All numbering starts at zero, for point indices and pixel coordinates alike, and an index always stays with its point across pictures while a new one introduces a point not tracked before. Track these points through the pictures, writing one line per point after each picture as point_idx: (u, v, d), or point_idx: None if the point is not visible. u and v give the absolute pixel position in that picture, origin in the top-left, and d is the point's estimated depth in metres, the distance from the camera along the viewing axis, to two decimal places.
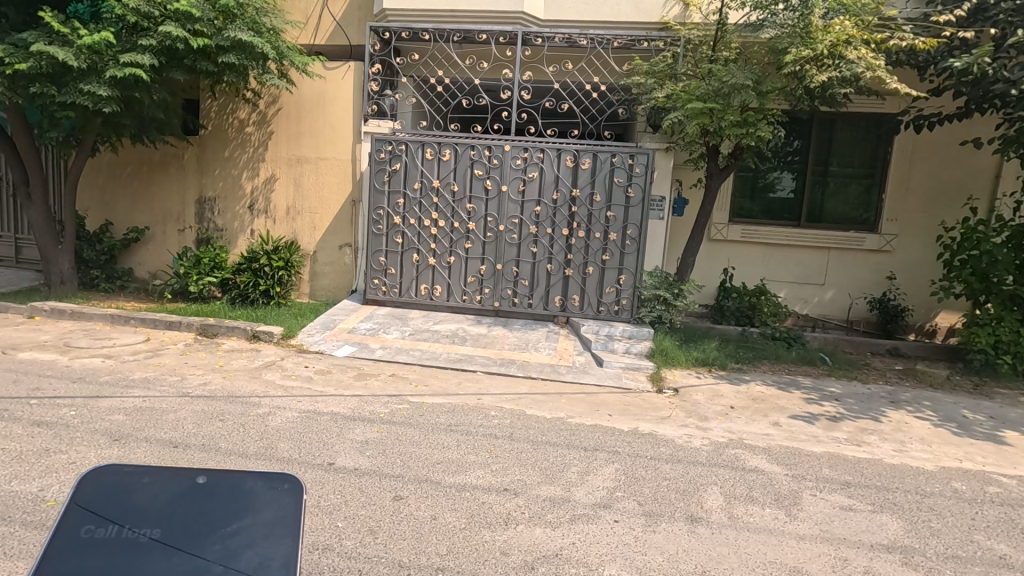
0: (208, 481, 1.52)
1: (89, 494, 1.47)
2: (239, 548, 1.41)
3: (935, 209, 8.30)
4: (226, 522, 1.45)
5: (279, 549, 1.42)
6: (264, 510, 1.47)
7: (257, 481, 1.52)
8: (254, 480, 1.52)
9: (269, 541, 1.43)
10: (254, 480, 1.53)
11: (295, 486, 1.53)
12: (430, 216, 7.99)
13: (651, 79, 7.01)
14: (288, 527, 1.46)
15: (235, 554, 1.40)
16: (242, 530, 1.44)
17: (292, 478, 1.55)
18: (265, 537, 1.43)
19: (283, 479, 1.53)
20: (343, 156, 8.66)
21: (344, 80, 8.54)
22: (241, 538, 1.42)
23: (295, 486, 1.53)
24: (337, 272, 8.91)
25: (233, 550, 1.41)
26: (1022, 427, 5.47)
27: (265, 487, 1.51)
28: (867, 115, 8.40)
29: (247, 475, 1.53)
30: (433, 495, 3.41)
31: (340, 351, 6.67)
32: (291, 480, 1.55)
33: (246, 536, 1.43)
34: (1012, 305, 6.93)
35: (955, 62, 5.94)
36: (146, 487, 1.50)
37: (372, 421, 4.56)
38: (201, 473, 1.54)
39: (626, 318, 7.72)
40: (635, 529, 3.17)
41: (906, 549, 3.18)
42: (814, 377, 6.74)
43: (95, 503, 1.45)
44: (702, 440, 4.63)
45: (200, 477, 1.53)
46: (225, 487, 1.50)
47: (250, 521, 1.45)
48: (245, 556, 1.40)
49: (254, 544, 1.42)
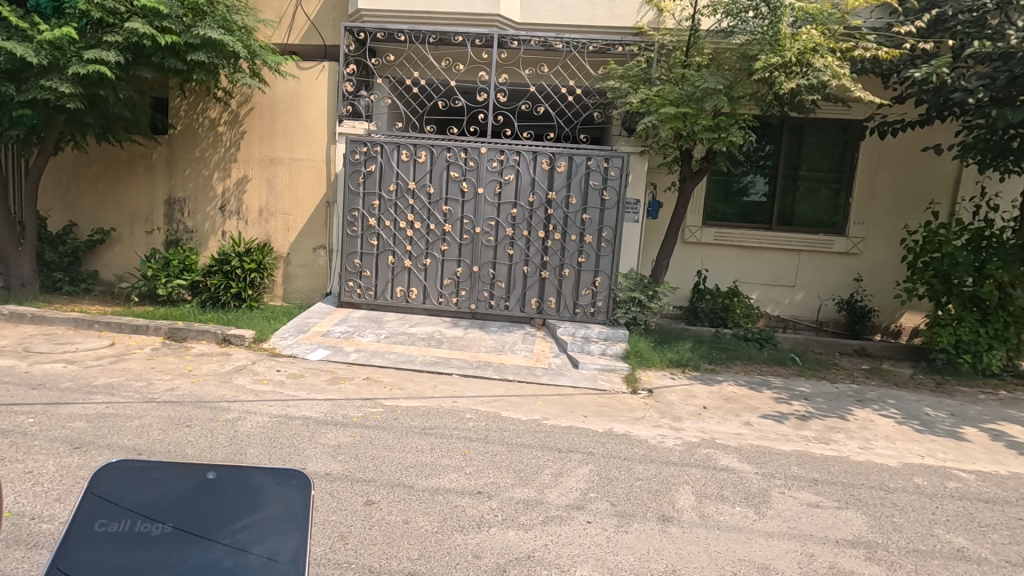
0: (218, 477, 1.62)
1: (104, 487, 1.58)
2: (249, 543, 1.53)
3: (900, 212, 8.55)
4: (237, 515, 1.57)
5: (286, 543, 1.55)
6: (272, 505, 1.59)
7: (265, 477, 1.63)
8: (262, 476, 1.64)
9: (277, 536, 1.55)
10: (262, 475, 1.64)
11: (302, 481, 1.65)
12: (406, 217, 7.95)
13: (626, 83, 7.10)
14: (296, 523, 1.58)
15: (245, 548, 1.53)
16: (251, 524, 1.56)
17: (300, 474, 1.67)
18: (274, 532, 1.55)
19: (291, 475, 1.65)
20: (318, 157, 8.56)
21: (318, 80, 8.44)
22: (252, 532, 1.55)
23: (302, 481, 1.65)
24: (311, 274, 8.79)
25: (244, 544, 1.53)
26: (981, 423, 5.67)
27: (273, 482, 1.63)
28: (835, 121, 8.62)
29: (255, 470, 1.64)
30: (406, 499, 3.38)
31: (314, 354, 6.57)
32: (298, 476, 1.66)
33: (256, 531, 1.55)
34: (972, 306, 7.17)
35: (915, 72, 6.10)
36: (157, 482, 1.60)
37: (345, 425, 4.51)
38: (209, 468, 1.64)
39: (602, 320, 7.77)
40: (607, 529, 3.19)
41: (870, 544, 3.25)
42: (785, 376, 6.88)
43: (110, 496, 1.57)
44: (675, 441, 4.68)
45: (210, 472, 1.63)
46: (234, 482, 1.62)
47: (260, 516, 1.57)
48: (256, 549, 1.53)
49: (263, 538, 1.55)
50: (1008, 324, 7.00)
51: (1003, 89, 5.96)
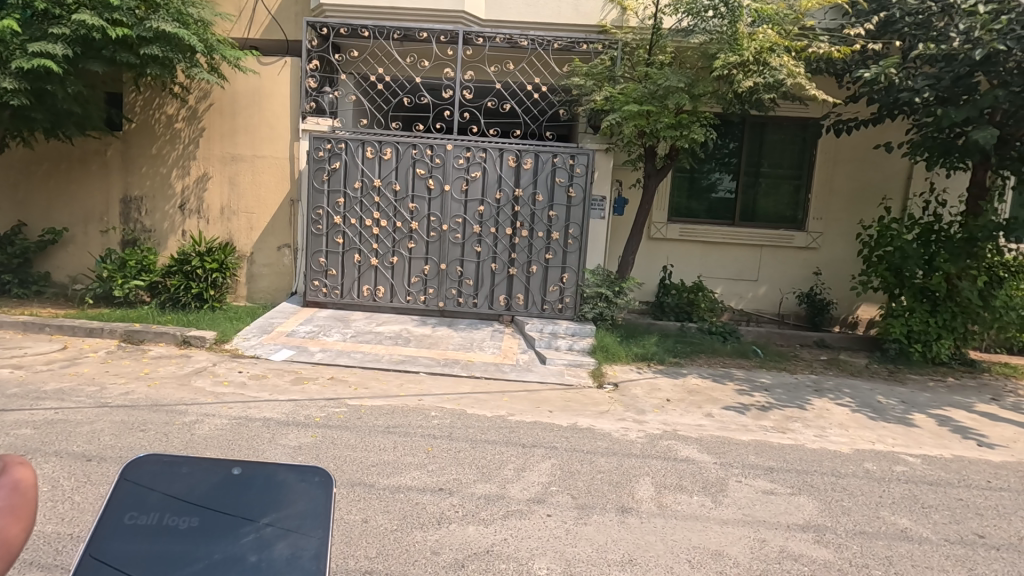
0: (243, 472, 1.64)
1: (136, 481, 1.62)
2: (273, 539, 1.55)
3: (855, 208, 8.85)
4: (262, 511, 1.58)
5: (310, 539, 1.55)
6: (295, 501, 1.60)
7: (289, 473, 1.66)
8: (286, 473, 1.66)
9: (300, 532, 1.56)
10: (286, 471, 1.67)
11: (324, 479, 1.67)
12: (372, 215, 7.87)
13: (590, 81, 7.19)
14: (319, 520, 1.59)
15: (269, 543, 1.53)
16: (276, 520, 1.57)
17: (322, 471, 1.69)
18: (298, 528, 1.56)
19: (314, 472, 1.67)
20: (281, 154, 8.41)
21: (280, 76, 8.28)
22: (276, 527, 1.56)
23: (324, 478, 1.67)
24: (276, 274, 8.63)
25: (268, 540, 1.54)
26: (928, 409, 5.92)
27: (296, 478, 1.65)
28: (794, 119, 8.85)
29: (279, 467, 1.66)
30: (366, 498, 3.36)
31: (278, 355, 6.45)
32: (321, 474, 1.68)
33: (280, 526, 1.56)
34: (923, 298, 7.46)
35: (864, 72, 6.33)
36: (186, 476, 1.63)
37: (307, 426, 4.45)
38: (235, 465, 1.66)
39: (570, 316, 7.82)
40: (566, 522, 3.23)
41: (820, 528, 3.37)
42: (746, 368, 7.05)
43: (141, 490, 1.60)
44: (638, 433, 4.77)
45: (235, 468, 1.65)
46: (259, 477, 1.64)
47: (283, 513, 1.58)
48: (279, 545, 1.54)
49: (286, 534, 1.55)
50: (955, 314, 7.31)
51: (948, 89, 6.21)
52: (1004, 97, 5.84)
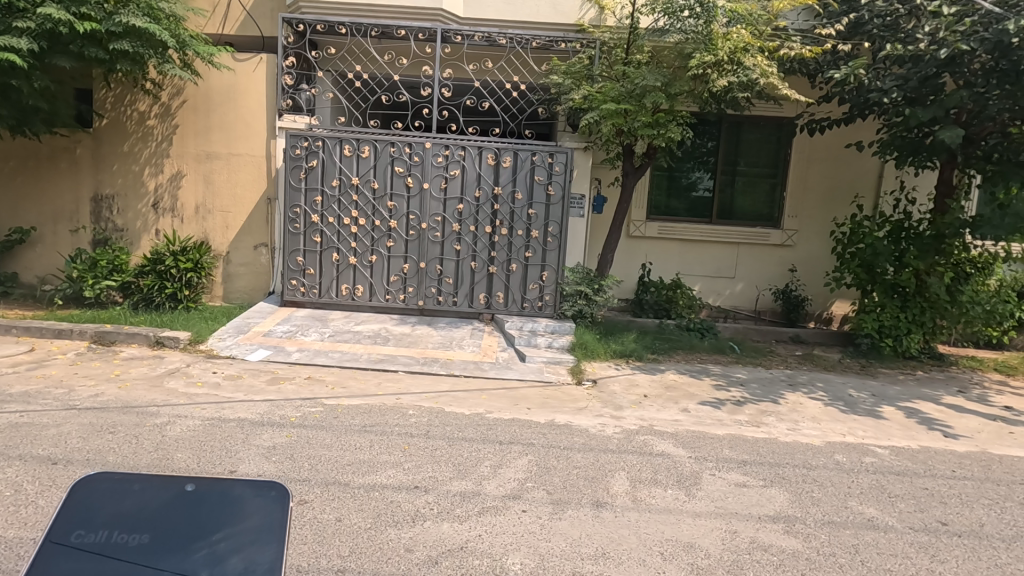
0: (197, 489, 1.57)
1: (79, 500, 1.51)
2: (226, 554, 1.46)
3: (828, 206, 9.02)
4: (217, 526, 1.51)
5: (265, 553, 1.48)
6: (252, 515, 1.53)
7: (245, 488, 1.58)
8: (243, 488, 1.59)
9: (255, 546, 1.48)
10: (242, 487, 1.59)
11: (283, 493, 1.60)
12: (350, 213, 7.82)
13: (569, 80, 7.23)
14: (276, 533, 1.52)
15: (222, 559, 1.45)
16: (231, 534, 1.49)
17: (280, 487, 1.62)
18: (253, 542, 1.49)
19: (270, 487, 1.60)
20: (257, 152, 8.29)
21: (255, 73, 8.17)
22: (231, 542, 1.48)
23: (282, 493, 1.60)
24: (253, 274, 8.51)
25: (221, 555, 1.45)
26: (898, 402, 6.07)
27: (253, 494, 1.57)
28: (769, 119, 8.99)
29: (236, 482, 1.59)
30: (340, 497, 3.35)
31: (254, 355, 6.38)
32: (278, 489, 1.61)
33: (235, 541, 1.49)
34: (893, 294, 7.64)
35: (835, 72, 6.48)
36: (137, 494, 1.54)
37: (283, 426, 4.41)
38: (189, 481, 1.59)
39: (549, 314, 7.84)
40: (541, 517, 3.25)
41: (789, 518, 3.44)
42: (723, 364, 7.15)
43: (86, 509, 1.50)
44: (614, 429, 4.81)
45: (189, 485, 1.58)
46: (214, 494, 1.56)
47: (239, 527, 1.51)
48: (233, 561, 1.46)
49: (241, 549, 1.48)
50: (924, 309, 7.50)
51: (915, 89, 6.36)
52: (968, 97, 6.01)
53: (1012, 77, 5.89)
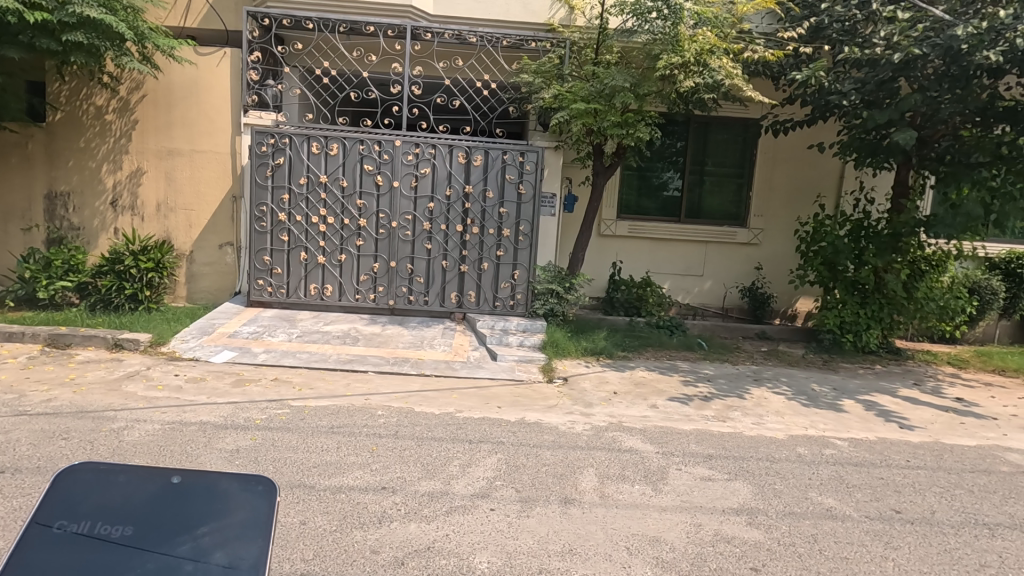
0: (183, 481, 1.57)
1: (65, 491, 1.53)
2: (210, 549, 1.48)
3: (792, 205, 9.26)
4: (201, 520, 1.52)
5: (248, 549, 1.49)
6: (237, 510, 1.54)
7: (231, 483, 1.58)
8: (228, 482, 1.58)
9: (238, 542, 1.50)
10: (227, 481, 1.59)
11: (268, 487, 1.60)
12: (319, 212, 7.70)
13: (539, 79, 7.25)
14: (260, 529, 1.52)
15: (206, 552, 1.47)
16: (215, 530, 1.51)
17: (266, 480, 1.62)
18: (237, 538, 1.50)
19: (257, 481, 1.60)
20: (222, 149, 8.08)
21: (219, 67, 7.96)
22: (214, 537, 1.49)
23: (269, 488, 1.60)
24: (218, 273, 8.30)
25: (204, 549, 1.48)
26: (857, 395, 6.26)
27: (239, 488, 1.58)
28: (735, 120, 9.17)
29: (221, 476, 1.59)
30: (305, 500, 3.29)
31: (218, 357, 6.22)
32: (264, 482, 1.61)
33: (218, 537, 1.50)
34: (854, 291, 7.88)
35: (797, 74, 6.67)
36: (123, 485, 1.55)
37: (247, 428, 4.32)
38: (175, 473, 1.59)
39: (521, 313, 7.84)
40: (509, 515, 3.26)
41: (752, 510, 3.51)
42: (691, 360, 7.28)
43: (72, 500, 1.52)
44: (584, 426, 4.85)
45: (175, 476, 1.58)
46: (200, 489, 1.56)
47: (223, 522, 1.52)
48: (215, 556, 1.48)
49: (224, 544, 1.49)
50: (882, 305, 7.76)
51: (873, 92, 6.58)
52: (921, 101, 6.24)
53: (961, 81, 6.14)
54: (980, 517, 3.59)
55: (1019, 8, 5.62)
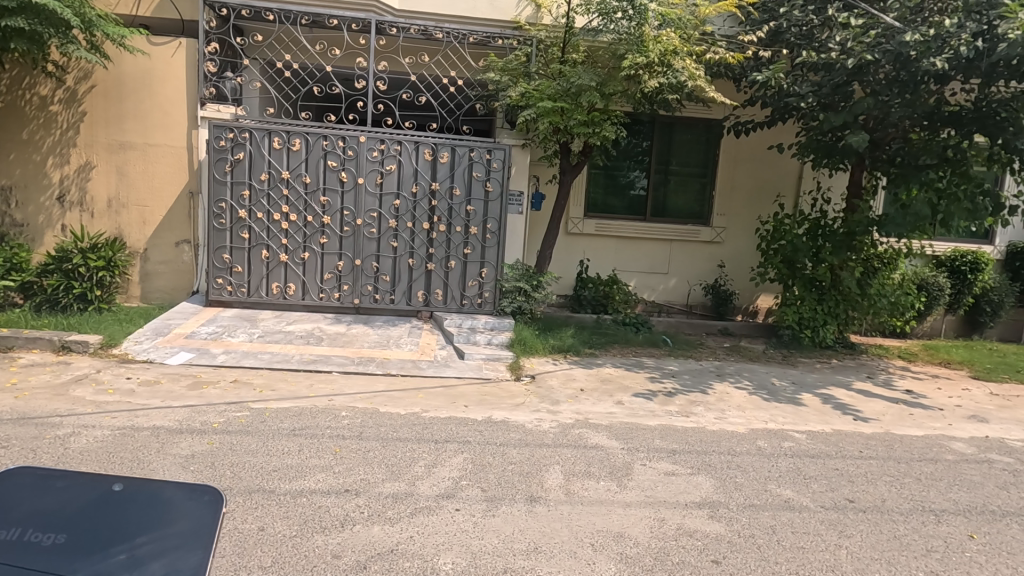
0: (125, 489, 1.54)
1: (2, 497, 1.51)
2: (147, 557, 1.40)
3: (753, 205, 9.50)
4: (140, 529, 1.45)
5: (188, 559, 1.41)
6: (180, 518, 1.47)
7: (176, 491, 1.54)
8: (173, 490, 1.55)
9: (179, 552, 1.42)
10: (173, 490, 1.55)
11: (215, 497, 1.55)
12: (280, 209, 7.50)
13: (506, 77, 7.24)
14: (202, 539, 1.45)
15: (141, 562, 1.39)
16: (155, 538, 1.43)
17: (214, 491, 1.57)
18: (176, 547, 1.42)
19: (204, 491, 1.55)
20: (177, 142, 7.79)
21: (174, 58, 7.66)
22: (152, 546, 1.42)
23: (215, 497, 1.54)
24: (174, 272, 8.00)
25: (140, 558, 1.39)
26: (814, 389, 6.47)
27: (184, 497, 1.53)
28: (699, 120, 9.35)
29: (166, 484, 1.56)
30: (264, 505, 3.20)
31: (174, 359, 6.00)
32: (212, 492, 1.56)
33: (157, 546, 1.42)
34: (811, 288, 8.12)
35: (758, 76, 6.84)
36: (60, 491, 1.52)
37: (203, 432, 4.17)
38: (117, 482, 1.57)
39: (488, 311, 7.81)
40: (475, 515, 3.24)
41: (714, 504, 3.58)
42: (656, 357, 7.39)
43: (8, 505, 1.48)
44: (551, 423, 4.86)
45: (117, 485, 1.55)
46: (142, 495, 1.53)
47: (164, 531, 1.45)
48: (152, 565, 1.39)
49: (163, 553, 1.41)
50: (838, 302, 8.03)
51: (829, 95, 6.80)
52: (873, 105, 6.48)
53: (910, 87, 6.40)
54: (928, 504, 3.75)
55: (964, 17, 5.87)
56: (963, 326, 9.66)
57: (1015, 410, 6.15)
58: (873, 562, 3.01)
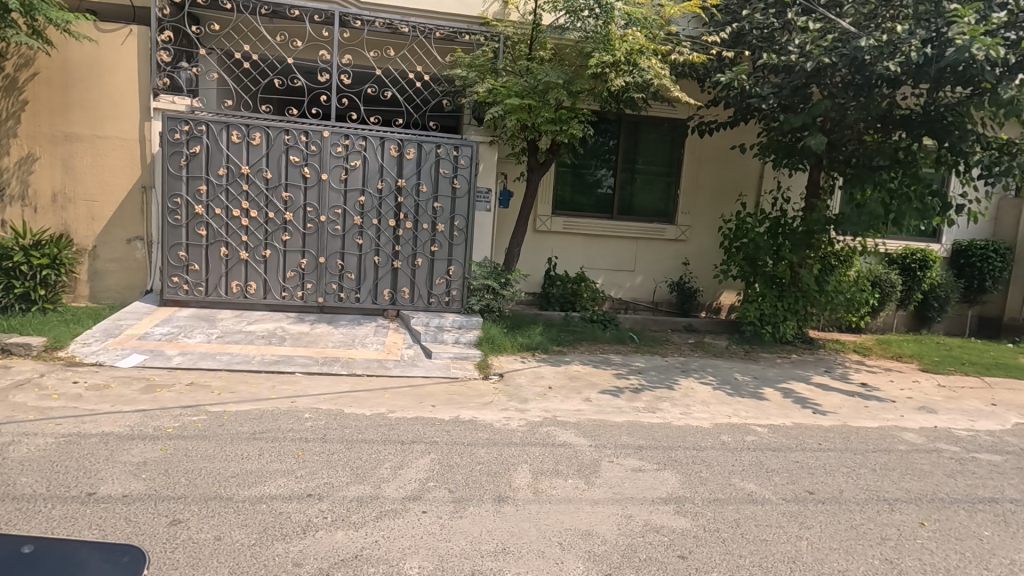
0: (35, 549, 1.53)
1: None
2: None
3: (717, 203, 9.70)
4: None
5: None
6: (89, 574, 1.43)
7: (92, 552, 1.51)
8: (88, 552, 1.52)
9: None
10: (89, 551, 1.52)
11: (135, 556, 1.52)
12: (240, 204, 7.26)
13: (473, 73, 7.18)
14: None
15: None
16: None
17: (135, 552, 1.54)
18: None
19: (124, 552, 1.53)
20: (128, 134, 7.44)
21: (124, 46, 7.31)
22: None
23: (136, 556, 1.52)
24: (126, 270, 7.65)
25: None
26: (775, 383, 6.64)
27: (100, 557, 1.49)
28: (664, 120, 9.48)
29: (83, 546, 1.54)
30: (221, 513, 3.08)
31: (126, 361, 5.73)
32: (132, 553, 1.53)
33: None
34: (772, 285, 8.33)
35: (722, 77, 6.97)
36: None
37: (156, 438, 3.98)
38: (28, 546, 1.55)
39: (456, 309, 7.72)
40: (442, 517, 3.19)
41: (680, 499, 3.62)
42: (623, 353, 7.46)
43: None
44: (519, 422, 4.84)
45: (27, 547, 1.54)
46: (55, 556, 1.50)
47: None
48: None
49: None
50: (798, 298, 8.26)
51: (789, 97, 6.98)
52: (830, 107, 6.67)
53: (864, 90, 6.61)
54: (882, 493, 3.88)
55: (914, 24, 6.10)
56: (913, 321, 10.09)
57: (961, 401, 6.45)
58: (832, 552, 3.09)
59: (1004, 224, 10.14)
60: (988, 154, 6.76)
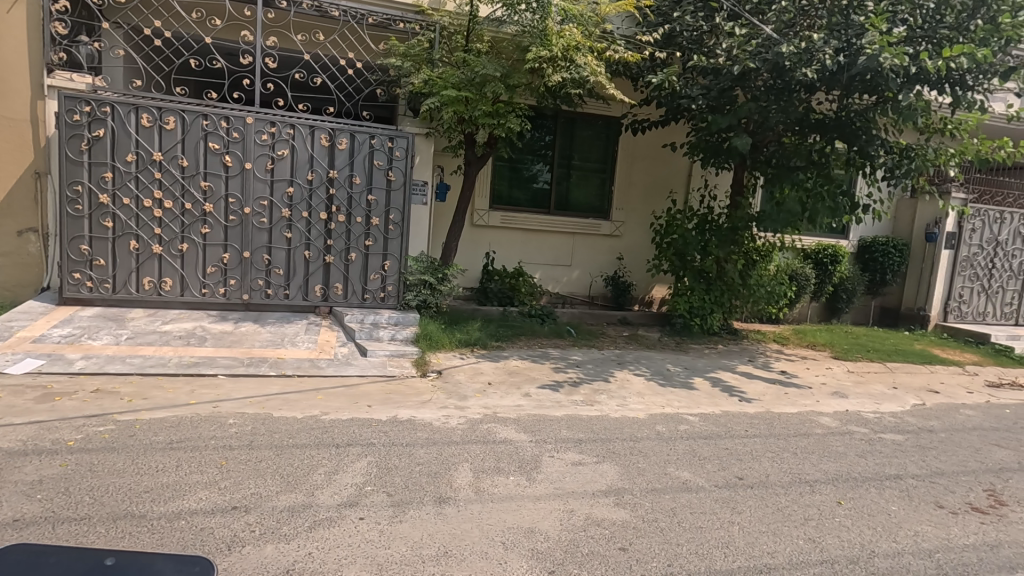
0: (115, 561, 1.94)
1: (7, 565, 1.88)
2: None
3: (649, 200, 10.00)
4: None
5: None
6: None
7: (165, 562, 1.92)
8: (161, 562, 1.92)
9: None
10: (161, 561, 1.93)
11: (201, 567, 1.92)
12: (152, 194, 6.69)
13: (408, 62, 7.00)
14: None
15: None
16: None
17: (200, 564, 1.94)
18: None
19: (192, 564, 1.93)
20: (17, 114, 6.66)
21: (11, 15, 6.54)
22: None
23: (203, 567, 1.92)
24: (17, 265, 6.87)
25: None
26: (705, 373, 6.93)
27: (173, 566, 1.90)
28: (599, 117, 9.63)
29: (155, 559, 1.94)
30: (133, 533, 2.81)
31: (17, 368, 5.14)
32: (199, 564, 1.94)
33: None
34: (700, 279, 8.70)
35: (654, 78, 7.19)
36: (53, 563, 1.91)
37: (55, 453, 3.59)
38: (108, 559, 1.95)
39: (392, 305, 7.51)
40: (381, 523, 3.06)
41: (620, 491, 3.68)
42: (561, 347, 7.54)
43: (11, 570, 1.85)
44: (459, 420, 4.76)
45: (108, 559, 1.94)
46: (132, 565, 1.90)
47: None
48: None
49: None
50: (724, 291, 8.66)
51: (715, 99, 7.32)
52: (753, 110, 7.03)
53: (784, 94, 6.97)
54: (804, 475, 4.13)
55: (828, 35, 6.51)
56: (825, 312, 10.84)
57: (868, 385, 7.00)
58: (761, 535, 3.24)
59: (902, 222, 11.11)
60: (890, 157, 7.31)
